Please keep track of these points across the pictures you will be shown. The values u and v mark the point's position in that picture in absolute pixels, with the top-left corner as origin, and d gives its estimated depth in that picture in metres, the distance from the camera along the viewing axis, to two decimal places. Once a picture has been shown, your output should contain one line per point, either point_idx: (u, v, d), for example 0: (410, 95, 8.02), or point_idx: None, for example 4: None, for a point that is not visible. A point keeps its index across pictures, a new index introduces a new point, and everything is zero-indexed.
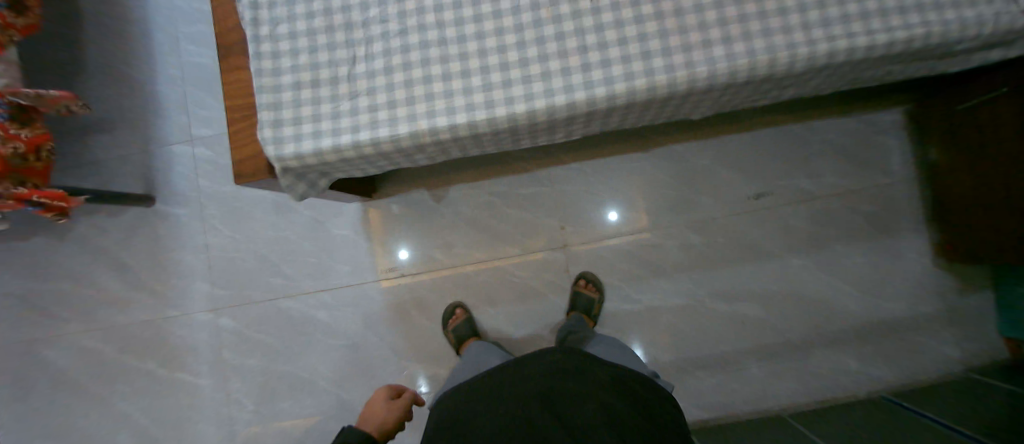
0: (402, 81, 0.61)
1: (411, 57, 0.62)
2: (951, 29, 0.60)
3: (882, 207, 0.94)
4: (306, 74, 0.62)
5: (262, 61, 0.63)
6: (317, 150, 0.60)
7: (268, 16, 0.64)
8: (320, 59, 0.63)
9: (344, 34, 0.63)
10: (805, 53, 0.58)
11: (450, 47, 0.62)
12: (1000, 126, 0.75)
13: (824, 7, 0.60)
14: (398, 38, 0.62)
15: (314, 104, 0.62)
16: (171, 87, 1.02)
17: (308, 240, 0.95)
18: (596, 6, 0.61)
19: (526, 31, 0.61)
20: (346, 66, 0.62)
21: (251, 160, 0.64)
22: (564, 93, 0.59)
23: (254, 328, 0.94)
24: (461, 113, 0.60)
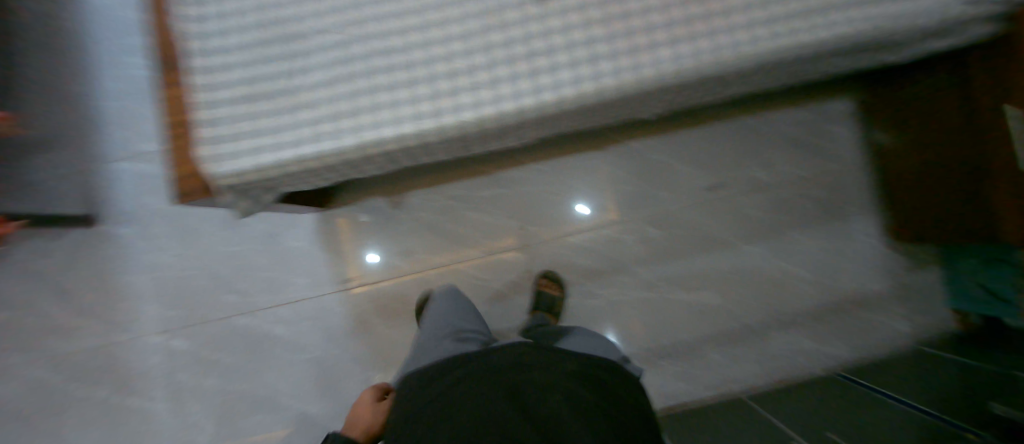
0: (346, 92, 0.58)
1: (354, 66, 0.59)
2: (891, 24, 0.60)
3: (831, 194, 0.97)
4: (241, 87, 0.58)
5: (192, 75, 0.59)
6: (259, 167, 0.57)
7: (197, 26, 0.60)
8: (256, 71, 0.59)
9: (281, 43, 0.59)
10: (749, 51, 0.59)
11: (394, 55, 0.59)
12: (941, 112, 0.79)
13: (767, 6, 0.59)
14: (338, 46, 0.59)
15: (252, 119, 0.58)
16: (105, 100, 0.99)
17: (263, 254, 0.93)
18: (542, 8, 0.59)
19: (472, 36, 0.59)
20: (285, 77, 0.59)
21: (191, 179, 0.62)
22: (512, 100, 0.58)
23: (210, 347, 0.92)
24: (408, 124, 0.58)
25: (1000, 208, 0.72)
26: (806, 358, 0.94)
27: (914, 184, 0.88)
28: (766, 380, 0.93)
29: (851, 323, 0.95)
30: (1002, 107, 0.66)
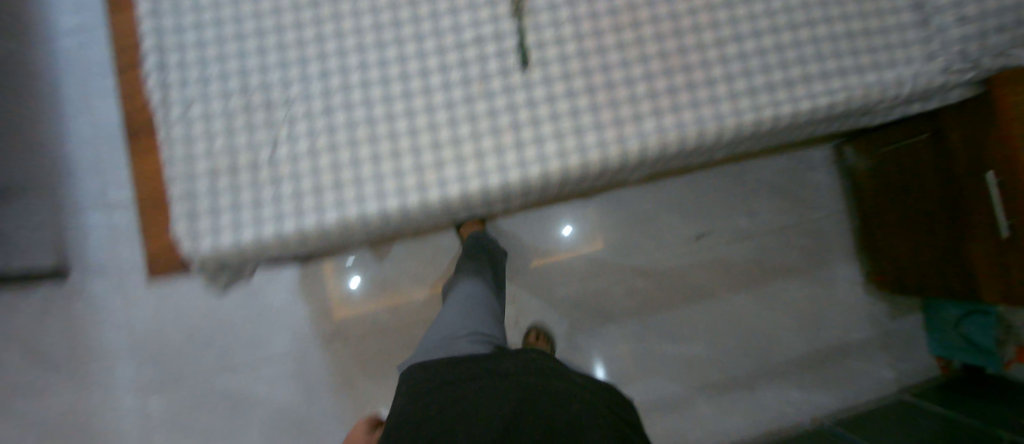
0: (329, 165, 0.58)
1: (338, 137, 0.58)
2: (873, 92, 0.61)
3: (813, 241, 1.02)
4: (222, 160, 0.58)
5: (174, 147, 0.58)
6: (238, 243, 0.56)
7: (179, 97, 0.59)
8: (237, 142, 0.59)
9: (264, 114, 0.59)
10: (732, 123, 0.58)
11: (378, 127, 0.58)
12: (922, 169, 0.83)
13: (750, 76, 0.60)
14: (322, 118, 0.59)
15: (231, 192, 0.57)
16: (82, 149, 1.08)
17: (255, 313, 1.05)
18: (528, 80, 0.59)
19: (458, 108, 0.59)
20: (267, 148, 0.58)
21: (167, 252, 0.60)
22: (497, 173, 0.57)
23: (189, 405, 1.04)
24: (393, 197, 0.57)
25: (978, 267, 0.78)
26: (791, 406, 0.97)
27: (902, 235, 0.92)
28: (758, 428, 0.96)
29: (835, 371, 0.99)
30: (987, 174, 0.71)
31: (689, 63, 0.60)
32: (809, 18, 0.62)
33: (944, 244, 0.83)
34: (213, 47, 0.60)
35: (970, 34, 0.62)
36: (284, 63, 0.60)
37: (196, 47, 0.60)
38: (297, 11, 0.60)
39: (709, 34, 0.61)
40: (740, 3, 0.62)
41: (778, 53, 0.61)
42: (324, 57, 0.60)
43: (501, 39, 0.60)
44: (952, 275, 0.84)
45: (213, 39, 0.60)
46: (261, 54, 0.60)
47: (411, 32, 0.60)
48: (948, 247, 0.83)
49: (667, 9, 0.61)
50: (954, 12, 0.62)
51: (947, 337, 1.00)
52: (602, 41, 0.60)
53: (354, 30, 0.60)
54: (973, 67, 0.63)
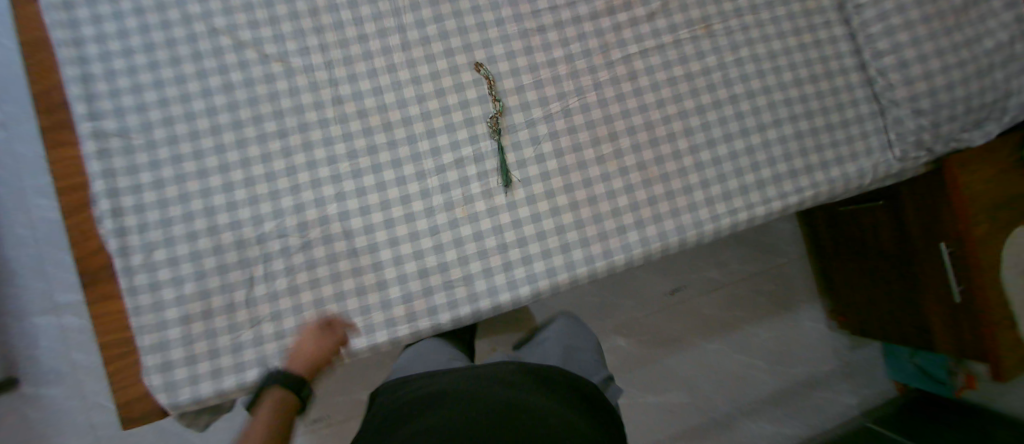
0: (312, 301, 0.57)
1: (319, 271, 0.57)
2: (836, 187, 0.66)
3: (778, 285, 1.12)
4: (195, 305, 0.55)
5: (138, 296, 0.55)
6: (219, 391, 0.54)
7: (138, 242, 0.55)
8: (209, 285, 0.56)
9: (236, 253, 0.56)
10: (710, 227, 0.63)
11: (362, 258, 0.58)
12: (877, 227, 0.90)
13: (724, 180, 0.64)
14: (301, 252, 0.57)
15: (208, 338, 0.55)
16: (22, 250, 1.02)
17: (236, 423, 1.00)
18: (512, 200, 0.61)
19: (442, 232, 0.60)
20: (242, 289, 0.56)
21: (141, 400, 0.56)
22: (488, 296, 0.59)
23: None
24: (381, 330, 0.57)
25: (933, 316, 0.84)
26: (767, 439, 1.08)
27: (862, 281, 0.99)
28: None
29: (802, 403, 1.11)
30: (941, 246, 0.76)
31: (666, 171, 0.64)
32: (775, 118, 0.66)
33: (901, 292, 0.90)
34: (175, 186, 0.56)
35: (925, 127, 0.64)
36: (255, 199, 0.57)
37: (153, 188, 0.55)
38: (265, 143, 0.57)
39: (683, 141, 0.64)
40: (711, 108, 0.65)
41: (748, 156, 0.65)
42: (298, 190, 0.58)
43: (481, 160, 0.61)
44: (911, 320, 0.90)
45: (174, 177, 0.56)
46: (228, 190, 0.56)
47: (387, 158, 0.59)
48: (905, 295, 0.89)
49: (642, 118, 0.64)
50: (908, 106, 0.64)
51: (902, 363, 1.11)
52: (582, 154, 0.63)
53: (328, 159, 0.58)
54: (929, 154, 0.67)
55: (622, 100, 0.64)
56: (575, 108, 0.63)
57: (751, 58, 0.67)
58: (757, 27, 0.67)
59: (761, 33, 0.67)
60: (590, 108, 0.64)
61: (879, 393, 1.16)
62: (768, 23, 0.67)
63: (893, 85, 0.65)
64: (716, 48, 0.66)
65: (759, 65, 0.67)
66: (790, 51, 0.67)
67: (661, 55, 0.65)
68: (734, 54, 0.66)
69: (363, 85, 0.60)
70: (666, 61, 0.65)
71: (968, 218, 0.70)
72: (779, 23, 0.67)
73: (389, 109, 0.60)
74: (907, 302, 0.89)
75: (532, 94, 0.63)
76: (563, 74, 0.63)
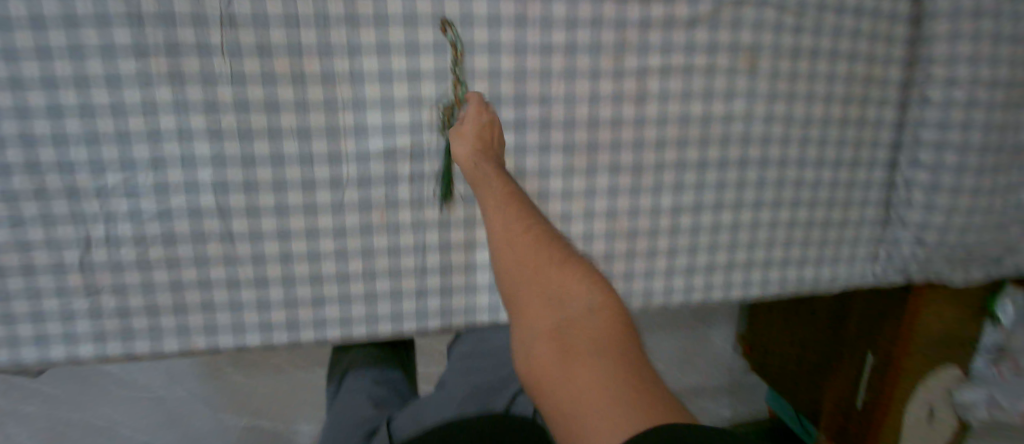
0: (167, 283, 0.48)
1: (179, 251, 0.48)
2: (806, 286, 0.59)
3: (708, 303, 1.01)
4: (9, 257, 0.45)
5: None
6: (44, 359, 0.48)
7: None
8: (31, 236, 0.45)
9: (68, 205, 0.45)
10: (659, 300, 0.56)
11: (240, 245, 0.48)
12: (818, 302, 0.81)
13: (695, 251, 0.55)
14: (156, 222, 0.47)
15: (30, 300, 0.46)
16: None
17: (157, 382, 0.85)
18: (446, 219, 0.51)
19: (349, 236, 0.50)
20: (75, 250, 0.46)
21: None
22: (390, 321, 0.53)
23: None
24: (254, 333, 0.50)
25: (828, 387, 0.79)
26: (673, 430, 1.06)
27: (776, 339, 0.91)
28: None
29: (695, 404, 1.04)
30: (866, 355, 0.73)
31: (637, 227, 0.54)
32: (777, 200, 0.56)
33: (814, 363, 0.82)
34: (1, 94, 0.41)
35: (917, 256, 0.58)
36: (95, 139, 0.44)
37: None
38: (114, 61, 0.42)
39: (669, 197, 0.53)
40: (713, 167, 0.54)
41: (731, 232, 0.56)
42: (160, 140, 0.45)
43: (419, 159, 0.49)
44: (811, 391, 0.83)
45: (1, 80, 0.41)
46: (58, 118, 0.43)
47: (293, 124, 0.46)
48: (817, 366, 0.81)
49: (632, 157, 0.52)
50: (913, 232, 0.57)
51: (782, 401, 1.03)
52: (546, 183, 0.51)
53: (207, 104, 0.45)
54: (905, 279, 0.61)
55: (617, 127, 0.51)
56: (557, 120, 0.50)
57: (784, 117, 0.54)
58: (808, 81, 0.53)
59: (809, 89, 0.53)
60: (575, 127, 0.50)
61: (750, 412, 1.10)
62: (822, 78, 0.53)
63: (912, 204, 0.57)
64: (751, 93, 0.52)
65: (789, 130, 0.54)
66: (829, 124, 0.55)
67: (684, 81, 0.51)
68: (767, 107, 0.53)
69: (273, 7, 0.43)
70: (686, 91, 0.51)
71: (909, 345, 0.68)
72: (834, 84, 0.54)
73: (305, 55, 0.45)
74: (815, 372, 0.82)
75: (508, 87, 0.49)
76: (555, 71, 0.49)
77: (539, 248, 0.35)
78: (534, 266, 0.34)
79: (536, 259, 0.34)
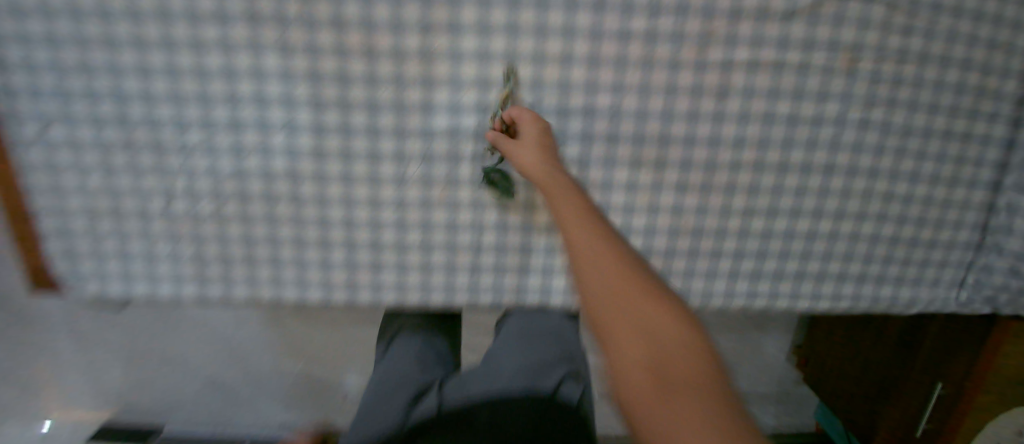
0: (241, 237, 0.53)
1: (252, 209, 0.52)
2: (877, 306, 0.56)
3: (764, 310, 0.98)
4: (101, 202, 0.50)
5: (33, 175, 0.48)
6: (127, 293, 0.54)
7: (31, 110, 0.46)
8: (120, 185, 0.50)
9: (153, 157, 0.49)
10: (718, 302, 0.55)
11: (308, 208, 0.52)
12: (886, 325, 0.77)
13: (762, 258, 0.54)
14: (233, 181, 0.50)
15: (119, 239, 0.52)
16: None
17: (229, 332, 0.99)
18: (506, 202, 0.52)
19: (410, 210, 0.52)
20: (160, 199, 0.51)
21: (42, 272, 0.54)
22: (443, 293, 0.55)
23: (152, 374, 1.04)
24: (315, 289, 0.55)
25: (888, 412, 0.76)
26: None
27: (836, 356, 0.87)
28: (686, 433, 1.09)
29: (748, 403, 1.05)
30: (934, 384, 0.68)
31: (702, 227, 0.52)
32: (861, 211, 0.53)
33: (877, 387, 0.78)
34: (75, 53, 0.44)
35: (1009, 288, 0.54)
36: (179, 98, 0.47)
37: (49, 45, 0.44)
38: (196, 28, 0.45)
39: (740, 199, 0.51)
40: (795, 171, 0.51)
41: (806, 241, 0.53)
42: (236, 102, 0.48)
43: (483, 138, 0.49)
44: (870, 413, 0.79)
45: (72, 40, 0.44)
46: (145, 78, 0.46)
47: (363, 96, 0.47)
48: (880, 389, 0.77)
49: (705, 154, 0.50)
50: (1009, 261, 0.53)
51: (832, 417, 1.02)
52: (610, 175, 0.50)
53: (281, 74, 0.47)
54: (989, 310, 0.57)
55: (693, 122, 0.49)
56: (629, 110, 0.48)
57: (881, 124, 0.50)
58: (913, 86, 0.49)
59: (913, 96, 0.49)
60: (646, 119, 0.48)
61: (796, 426, 1.09)
62: (929, 86, 0.49)
63: (1013, 231, 0.52)
64: (847, 96, 0.49)
65: (884, 139, 0.50)
66: (931, 137, 0.50)
67: (772, 79, 0.47)
68: (864, 112, 0.49)
69: None
70: (774, 89, 0.48)
71: (984, 380, 0.62)
72: (942, 92, 0.49)
73: (378, 30, 0.45)
74: (876, 395, 0.78)
75: (579, 73, 0.47)
76: (632, 59, 0.46)
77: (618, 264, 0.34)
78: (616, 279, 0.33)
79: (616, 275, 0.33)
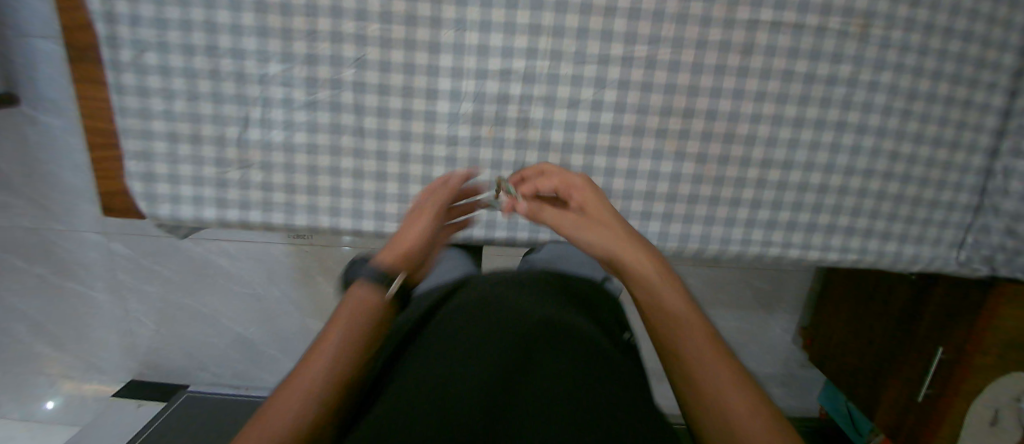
0: (306, 166, 0.56)
1: (319, 138, 0.56)
2: (880, 261, 0.61)
3: (770, 288, 1.03)
4: (184, 126, 0.54)
5: (124, 96, 0.52)
6: (198, 217, 0.57)
7: (129, 36, 0.50)
8: (201, 111, 0.53)
9: (235, 86, 0.53)
10: (736, 248, 0.60)
11: (368, 141, 0.56)
12: (895, 297, 0.81)
13: (777, 208, 0.60)
14: (303, 111, 0.54)
15: (193, 165, 0.55)
16: None
17: (263, 280, 1.06)
18: (546, 142, 0.58)
19: (460, 146, 0.57)
20: (236, 126, 0.54)
21: (121, 194, 0.57)
22: (484, 227, 0.60)
23: (187, 320, 1.10)
24: (369, 219, 0.59)
25: (889, 380, 0.80)
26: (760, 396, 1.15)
27: (846, 331, 0.92)
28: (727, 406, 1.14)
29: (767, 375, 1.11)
30: (936, 349, 0.72)
31: (724, 175, 0.59)
32: (868, 168, 0.59)
33: (883, 356, 0.82)
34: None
35: (1004, 247, 0.58)
36: (265, 32, 0.51)
37: None
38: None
39: (760, 151, 0.58)
40: (811, 125, 0.57)
41: (817, 194, 0.59)
42: (315, 37, 0.52)
43: (530, 82, 0.55)
44: (874, 382, 0.84)
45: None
46: (236, 8, 0.50)
47: (426, 38, 0.53)
48: (885, 357, 0.82)
49: (730, 105, 0.57)
50: (1004, 222, 0.57)
51: (835, 400, 1.07)
52: (644, 121, 0.57)
53: (357, 12, 0.52)
54: (987, 272, 0.61)
55: (721, 74, 0.56)
56: (663, 61, 0.55)
57: (889, 87, 0.56)
58: (917, 54, 0.55)
59: (918, 62, 0.55)
60: (679, 70, 0.55)
61: (801, 409, 1.15)
62: (931, 55, 0.55)
63: (1009, 192, 0.56)
64: (858, 60, 0.55)
65: (891, 100, 0.56)
66: (932, 101, 0.56)
67: (793, 39, 0.54)
68: (873, 74, 0.55)
69: None
70: (795, 48, 0.54)
71: (982, 343, 0.66)
72: (944, 61, 0.55)
73: None
74: (881, 364, 0.83)
75: (621, 24, 0.53)
76: (669, 13, 0.53)
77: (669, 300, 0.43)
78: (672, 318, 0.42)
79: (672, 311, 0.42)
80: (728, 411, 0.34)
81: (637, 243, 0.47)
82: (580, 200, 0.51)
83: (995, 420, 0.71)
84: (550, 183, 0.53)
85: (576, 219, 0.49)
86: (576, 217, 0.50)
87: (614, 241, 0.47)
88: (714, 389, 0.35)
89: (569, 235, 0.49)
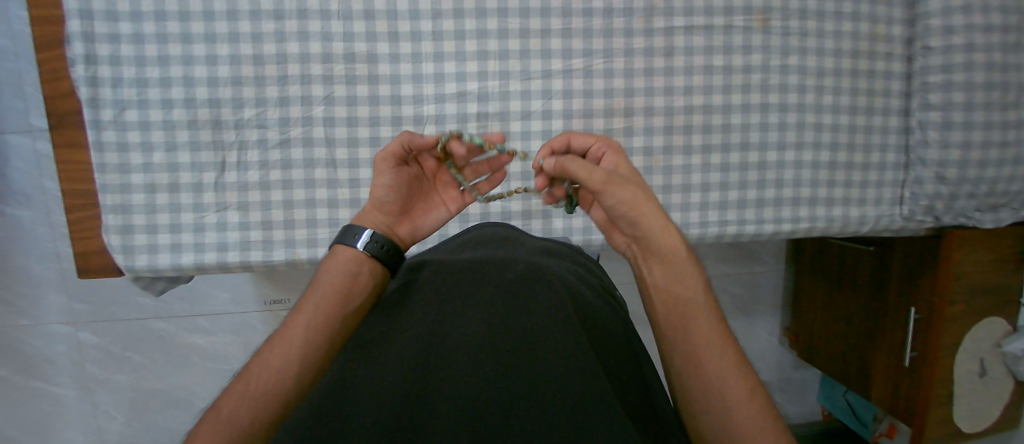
0: (281, 201, 0.58)
1: (293, 173, 0.58)
2: (834, 226, 0.64)
3: (747, 290, 1.02)
4: (161, 176, 0.56)
5: (104, 153, 0.54)
6: (174, 265, 0.56)
7: (110, 97, 0.54)
8: (178, 161, 0.56)
9: (211, 133, 0.56)
10: (696, 232, 0.63)
11: (340, 171, 0.59)
12: (860, 272, 0.83)
13: (727, 188, 0.63)
14: (278, 149, 0.57)
15: (171, 212, 0.56)
16: None
17: (243, 350, 0.93)
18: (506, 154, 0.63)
19: None
20: (212, 171, 0.56)
21: (97, 255, 0.57)
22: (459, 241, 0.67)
23: (159, 409, 0.93)
24: None
25: (878, 353, 0.80)
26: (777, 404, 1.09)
27: (827, 315, 0.92)
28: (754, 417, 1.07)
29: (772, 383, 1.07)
30: (910, 310, 0.73)
31: (671, 164, 0.62)
32: (800, 141, 0.63)
33: (865, 328, 0.82)
34: (154, 45, 0.53)
35: (941, 194, 0.62)
36: (239, 81, 0.55)
37: (132, 41, 0.53)
38: (258, 22, 0.55)
39: (700, 137, 0.62)
40: (738, 110, 0.62)
41: (758, 171, 0.63)
42: (285, 81, 0.56)
43: (484, 100, 0.59)
44: (864, 359, 0.83)
45: (154, 35, 0.53)
46: (211, 64, 0.55)
47: (386, 71, 0.58)
48: (866, 329, 0.82)
49: (664, 101, 0.61)
50: (933, 170, 0.61)
51: (835, 396, 1.05)
52: (591, 123, 0.61)
53: (323, 56, 0.56)
54: (935, 221, 0.64)
55: (650, 76, 0.61)
56: (599, 70, 0.60)
57: (799, 68, 0.62)
58: (817, 37, 0.61)
59: (818, 44, 0.61)
60: (614, 75, 0.60)
61: (807, 414, 1.11)
62: (831, 35, 0.61)
63: (928, 143, 0.61)
64: (766, 48, 0.61)
65: (804, 78, 0.62)
66: (840, 75, 0.62)
67: (706, 38, 0.60)
68: (783, 59, 0.61)
69: None
70: (709, 46, 0.60)
71: (947, 292, 0.68)
72: (841, 39, 0.62)
73: (399, 18, 0.57)
74: (864, 336, 0.83)
75: (558, 42, 0.59)
76: (596, 29, 0.59)
77: (684, 264, 0.39)
78: (681, 279, 0.38)
79: (684, 274, 0.38)
80: (729, 405, 0.32)
81: (666, 219, 0.39)
82: (618, 166, 0.43)
83: (984, 370, 0.73)
84: (587, 140, 0.44)
85: (608, 175, 0.39)
86: (608, 172, 0.40)
87: (646, 211, 0.39)
88: (716, 386, 0.33)
89: (596, 191, 0.40)
